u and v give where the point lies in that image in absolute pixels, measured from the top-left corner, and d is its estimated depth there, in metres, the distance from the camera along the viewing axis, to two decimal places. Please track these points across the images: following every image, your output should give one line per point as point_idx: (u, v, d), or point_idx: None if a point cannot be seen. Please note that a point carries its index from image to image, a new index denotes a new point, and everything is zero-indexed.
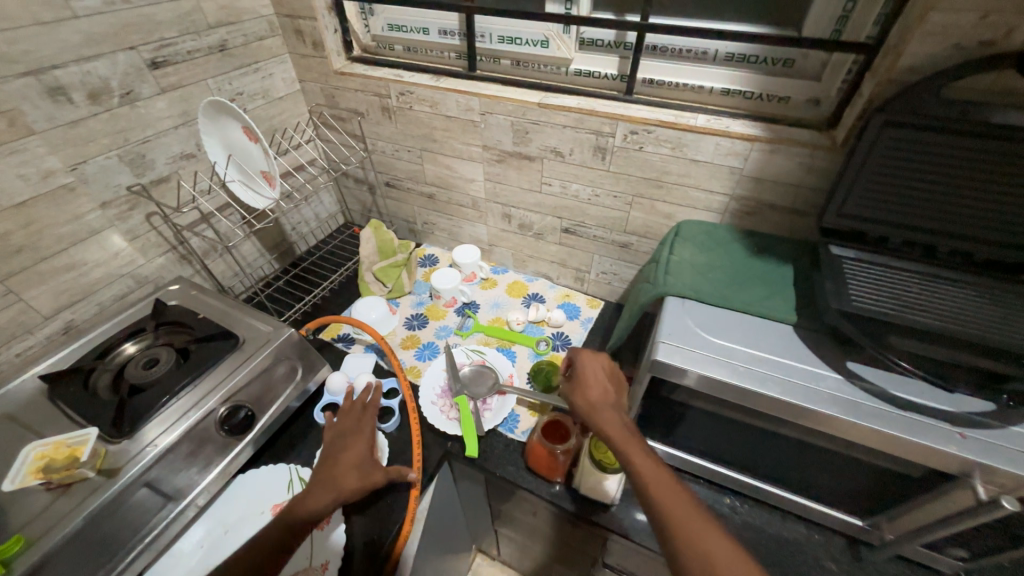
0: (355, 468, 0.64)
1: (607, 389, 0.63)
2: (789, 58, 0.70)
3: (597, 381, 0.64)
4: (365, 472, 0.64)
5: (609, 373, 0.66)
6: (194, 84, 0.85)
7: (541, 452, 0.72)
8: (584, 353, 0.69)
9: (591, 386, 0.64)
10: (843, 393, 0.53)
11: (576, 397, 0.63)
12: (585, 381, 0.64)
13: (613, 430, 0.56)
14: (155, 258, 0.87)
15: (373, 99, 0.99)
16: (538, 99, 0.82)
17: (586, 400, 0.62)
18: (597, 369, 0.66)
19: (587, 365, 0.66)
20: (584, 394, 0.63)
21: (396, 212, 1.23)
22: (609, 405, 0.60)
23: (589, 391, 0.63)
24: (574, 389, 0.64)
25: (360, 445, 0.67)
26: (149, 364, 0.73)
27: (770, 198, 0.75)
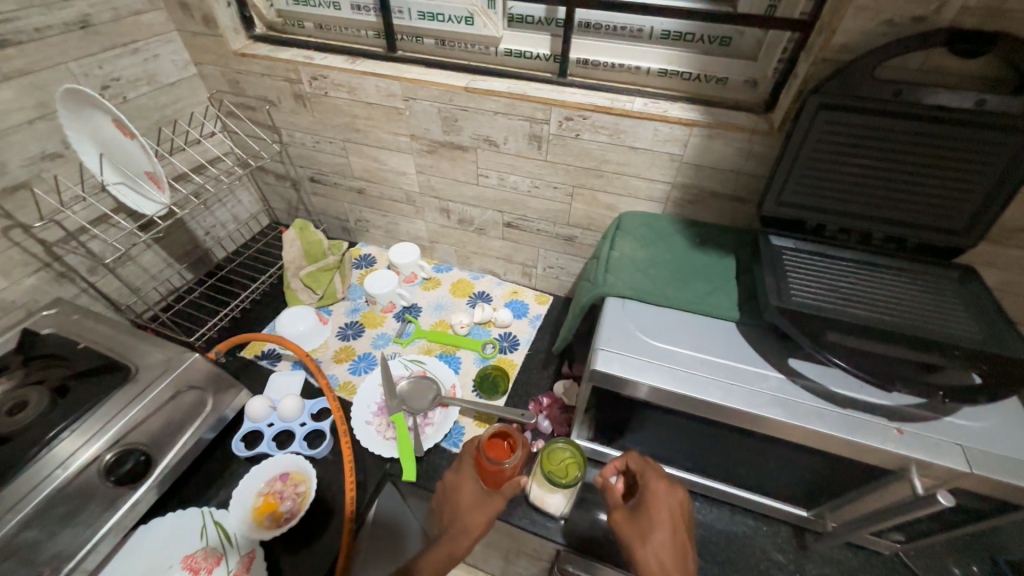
0: (478, 502, 0.56)
1: (681, 546, 0.49)
2: (726, 36, 0.66)
3: (669, 529, 0.50)
4: (488, 500, 0.56)
5: (679, 509, 0.52)
6: (49, 69, 0.71)
7: (489, 470, 0.58)
8: (652, 485, 0.54)
9: (664, 540, 0.49)
10: (784, 393, 0.51)
11: (642, 552, 0.48)
12: (656, 534, 0.49)
13: None
14: (23, 279, 0.74)
15: (283, 85, 0.87)
16: (465, 83, 0.74)
17: (659, 562, 0.47)
18: (671, 508, 0.52)
19: (660, 504, 0.52)
20: (657, 544, 0.48)
21: (325, 209, 1.12)
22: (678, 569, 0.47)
23: (658, 540, 0.49)
24: (642, 539, 0.49)
25: (466, 470, 0.60)
26: (13, 409, 0.61)
27: (710, 185, 0.72)
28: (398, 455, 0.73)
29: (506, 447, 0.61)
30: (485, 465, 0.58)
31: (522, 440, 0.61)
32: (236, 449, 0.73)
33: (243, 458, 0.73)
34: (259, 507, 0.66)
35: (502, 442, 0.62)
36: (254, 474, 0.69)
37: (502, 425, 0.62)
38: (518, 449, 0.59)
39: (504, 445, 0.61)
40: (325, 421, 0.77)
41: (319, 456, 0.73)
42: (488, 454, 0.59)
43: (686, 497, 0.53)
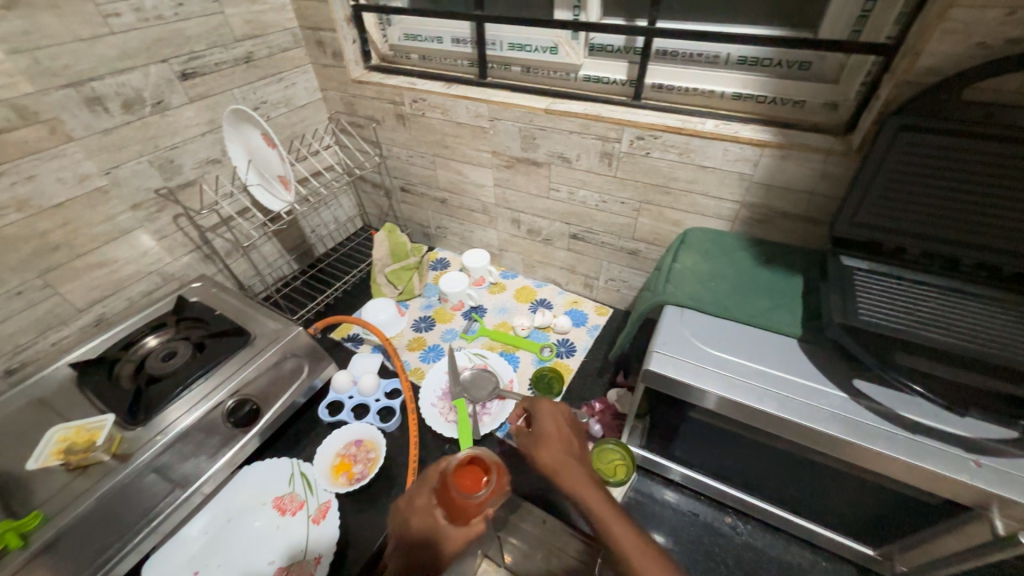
0: (430, 531, 0.48)
1: (570, 441, 0.56)
2: (806, 61, 0.67)
3: (557, 432, 0.57)
4: (446, 531, 0.47)
5: (567, 421, 0.59)
6: (221, 94, 0.90)
7: (456, 507, 0.45)
8: (544, 405, 0.61)
9: (554, 440, 0.55)
10: (846, 412, 0.50)
11: (540, 452, 0.54)
12: (547, 435, 0.56)
13: (587, 493, 0.49)
14: (181, 257, 0.93)
15: (389, 107, 1.01)
16: (545, 105, 0.82)
17: (551, 455, 0.54)
18: (558, 420, 0.59)
19: (547, 418, 0.59)
20: (549, 443, 0.55)
21: (410, 216, 1.26)
22: (573, 460, 0.53)
23: (551, 443, 0.55)
24: (537, 442, 0.56)
25: (422, 499, 0.49)
26: (167, 356, 0.77)
27: (781, 206, 0.72)
28: (457, 436, 0.79)
29: (477, 472, 0.48)
30: (452, 504, 0.45)
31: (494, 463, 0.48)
32: (321, 414, 0.83)
33: (325, 422, 0.83)
34: (336, 466, 0.76)
35: (473, 467, 0.48)
36: (336, 436, 0.79)
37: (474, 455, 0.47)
38: (489, 476, 0.46)
39: (472, 470, 0.48)
40: (396, 399, 0.86)
41: (389, 429, 0.81)
42: (454, 491, 0.45)
43: (573, 411, 0.61)
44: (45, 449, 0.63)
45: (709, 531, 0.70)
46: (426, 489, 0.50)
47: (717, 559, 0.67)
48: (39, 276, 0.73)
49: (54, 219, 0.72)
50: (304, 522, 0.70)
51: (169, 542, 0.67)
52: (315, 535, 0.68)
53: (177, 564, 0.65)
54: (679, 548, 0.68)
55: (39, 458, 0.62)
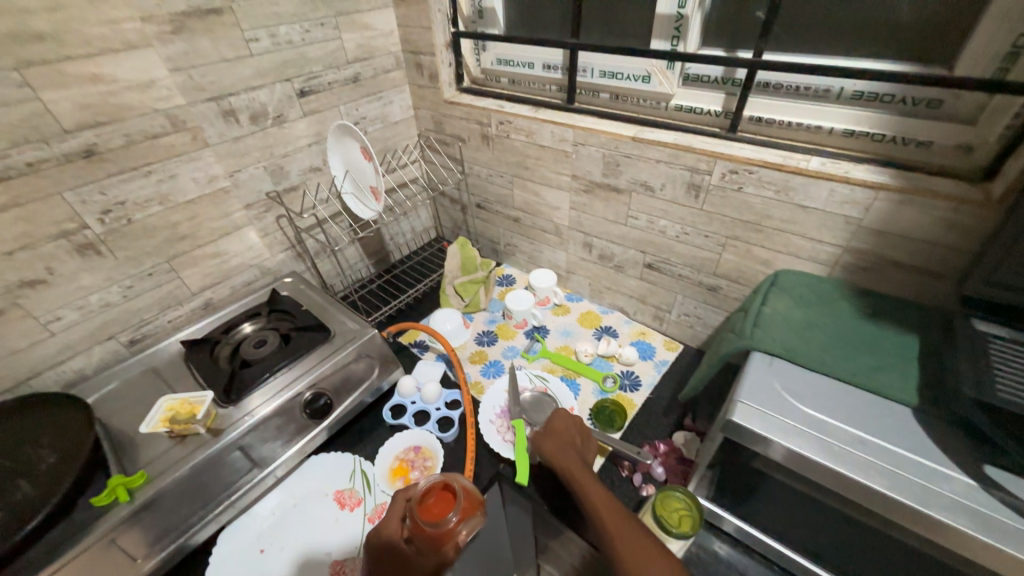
0: (402, 562, 0.51)
1: (573, 437, 0.68)
2: (935, 98, 0.60)
3: (566, 430, 0.69)
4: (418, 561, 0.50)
5: (577, 424, 0.71)
6: (329, 110, 0.99)
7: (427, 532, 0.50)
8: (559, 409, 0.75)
9: (560, 433, 0.68)
10: (972, 502, 0.43)
11: (544, 440, 0.67)
12: (555, 429, 0.69)
13: (577, 473, 0.60)
14: (278, 254, 1.02)
15: (475, 127, 1.06)
16: (633, 134, 0.81)
17: (554, 443, 0.66)
18: (569, 421, 0.71)
19: (560, 417, 0.72)
20: (556, 434, 0.68)
21: (482, 231, 1.29)
22: (571, 449, 0.65)
23: (557, 435, 0.68)
24: (546, 432, 0.69)
25: (391, 527, 0.53)
26: (259, 344, 0.84)
27: (893, 255, 0.65)
28: (513, 458, 0.77)
29: (447, 500, 0.54)
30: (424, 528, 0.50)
31: (463, 489, 0.55)
32: (384, 416, 0.87)
33: (388, 424, 0.86)
34: (394, 470, 0.78)
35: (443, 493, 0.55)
36: (397, 440, 0.82)
37: (447, 477, 0.56)
38: (460, 501, 0.53)
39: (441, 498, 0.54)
40: (455, 411, 0.87)
41: (447, 440, 0.82)
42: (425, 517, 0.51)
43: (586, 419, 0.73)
44: (155, 415, 0.71)
45: None
46: (395, 517, 0.54)
47: None
48: (167, 261, 0.84)
49: (184, 213, 0.83)
50: (361, 520, 0.72)
51: (242, 517, 0.72)
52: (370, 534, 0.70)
53: (247, 539, 0.70)
54: None
55: (150, 423, 0.70)
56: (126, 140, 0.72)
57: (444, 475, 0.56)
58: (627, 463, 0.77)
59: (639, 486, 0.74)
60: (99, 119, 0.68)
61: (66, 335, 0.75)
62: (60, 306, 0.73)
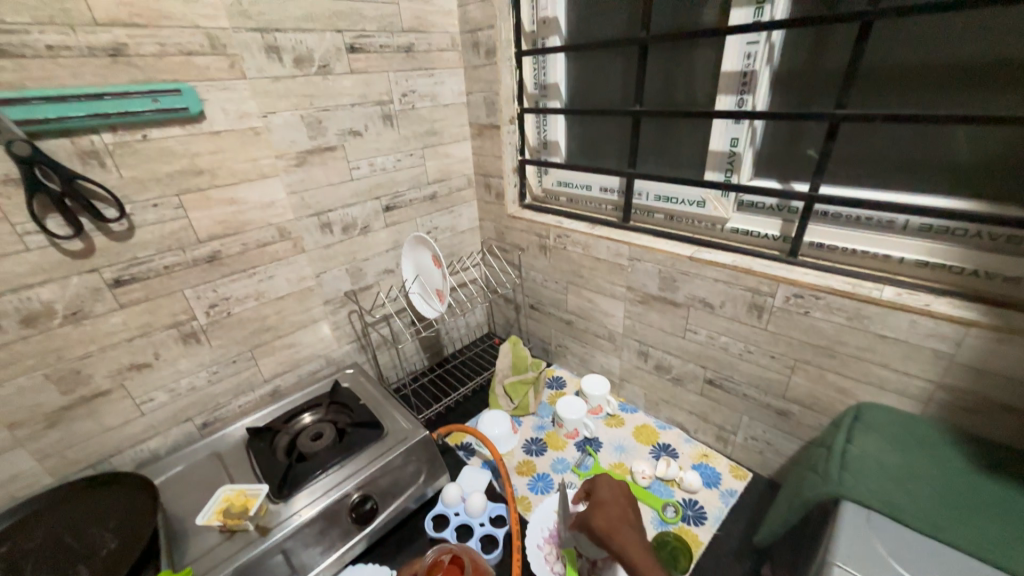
0: None
1: (624, 511, 0.66)
2: (1017, 235, 0.58)
3: (614, 503, 0.68)
4: None
5: (623, 496, 0.70)
6: (407, 221, 1.12)
7: None
8: (601, 477, 0.75)
9: (611, 508, 0.67)
10: None
11: (596, 516, 0.65)
12: (604, 503, 0.68)
13: (636, 553, 0.58)
14: (344, 346, 1.09)
15: (534, 238, 1.14)
16: (689, 253, 0.84)
17: (608, 520, 0.64)
18: (615, 493, 0.71)
19: (606, 489, 0.71)
20: (605, 508, 0.67)
21: (534, 331, 1.32)
22: (626, 528, 0.63)
23: (608, 511, 0.66)
24: (596, 507, 0.68)
25: None
26: (316, 437, 0.87)
27: (999, 396, 0.59)
28: None
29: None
30: None
31: (469, 560, 0.66)
32: (427, 526, 0.82)
33: (430, 536, 0.81)
34: None
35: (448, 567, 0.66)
36: None
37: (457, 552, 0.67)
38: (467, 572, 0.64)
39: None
40: (500, 528, 0.81)
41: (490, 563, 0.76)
42: None
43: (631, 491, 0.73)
44: (212, 506, 0.73)
45: None
46: None
47: None
48: (250, 349, 0.92)
49: (273, 307, 0.93)
50: None
51: None
52: None
53: None
54: None
55: (205, 515, 0.71)
56: (242, 247, 0.85)
57: (451, 547, 0.68)
58: None
59: None
60: (226, 231, 0.82)
61: (152, 415, 0.82)
62: (155, 388, 0.81)
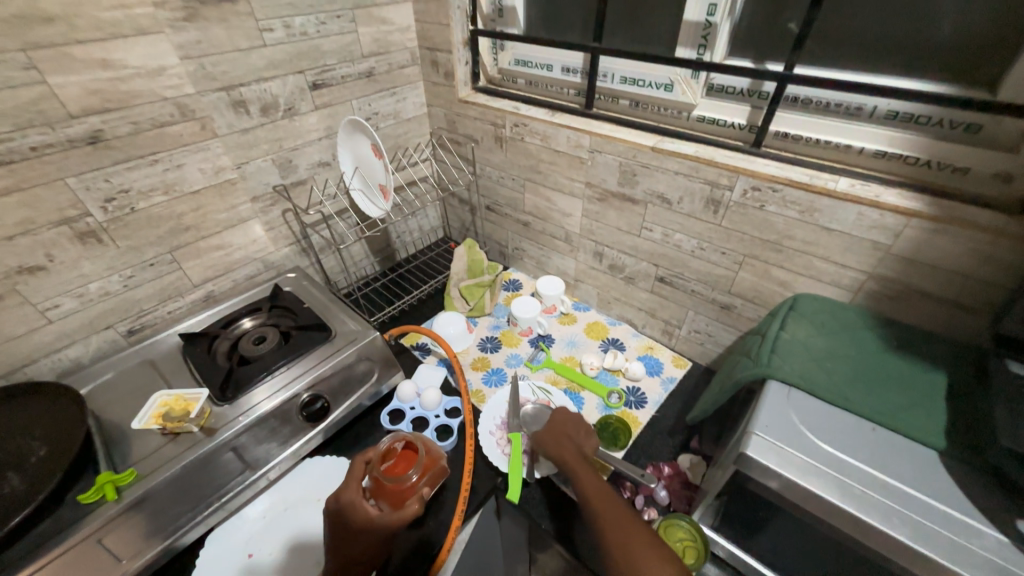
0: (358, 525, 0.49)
1: (569, 432, 0.71)
2: (975, 123, 0.57)
3: (562, 426, 0.72)
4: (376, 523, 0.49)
5: (576, 421, 0.74)
6: (340, 104, 0.97)
7: (389, 488, 0.52)
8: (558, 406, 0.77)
9: (558, 428, 0.71)
10: (1002, 560, 0.40)
11: (541, 436, 0.71)
12: (551, 426, 0.72)
13: (569, 461, 0.64)
14: (283, 248, 1.00)
15: (489, 128, 1.03)
16: (651, 143, 0.79)
17: (551, 439, 0.69)
18: (567, 418, 0.74)
19: (558, 414, 0.75)
20: (553, 430, 0.71)
21: (491, 233, 1.27)
22: (568, 443, 0.68)
23: (555, 430, 0.71)
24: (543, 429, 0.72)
25: (348, 488, 0.52)
26: (258, 341, 0.82)
27: (922, 285, 0.62)
28: (507, 470, 0.75)
29: (406, 463, 0.58)
30: (386, 485, 0.53)
31: (425, 446, 0.60)
32: (383, 421, 0.84)
33: (386, 430, 0.83)
34: None
35: (401, 457, 0.59)
36: None
37: (407, 437, 0.60)
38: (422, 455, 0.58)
39: (400, 464, 0.58)
40: (455, 419, 0.84)
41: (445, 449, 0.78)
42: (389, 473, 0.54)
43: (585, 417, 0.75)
44: (149, 410, 0.70)
45: None
46: (351, 479, 0.53)
47: None
48: (170, 251, 0.82)
49: (189, 203, 0.81)
50: None
51: (231, 521, 0.69)
52: None
53: (235, 543, 0.67)
54: None
55: (142, 419, 0.68)
56: (133, 128, 0.70)
57: (403, 434, 0.61)
58: (628, 485, 0.75)
59: (641, 509, 0.72)
60: (107, 105, 0.67)
61: (64, 322, 0.74)
62: (59, 293, 0.72)
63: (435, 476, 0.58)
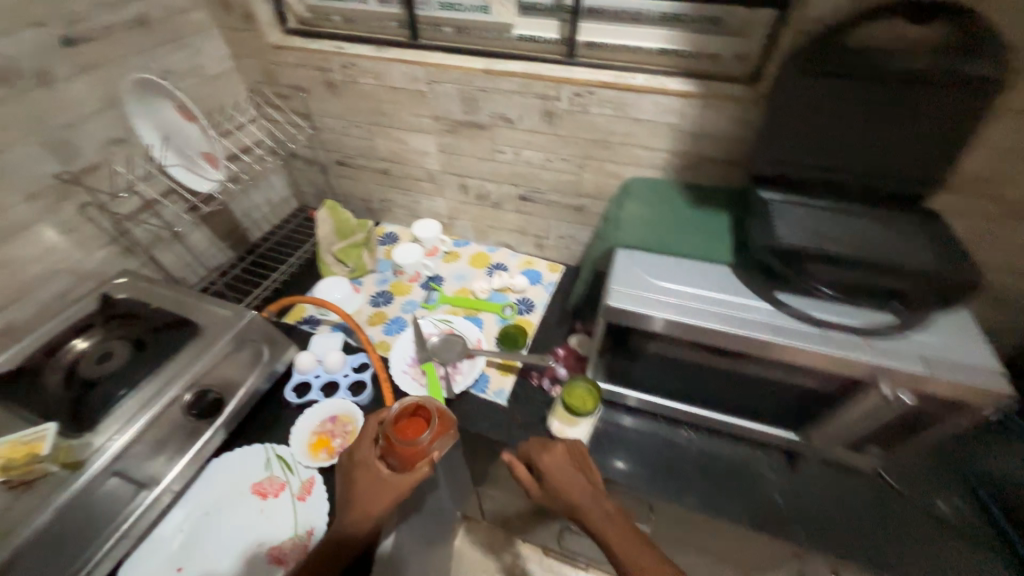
0: (369, 491, 0.57)
1: (579, 481, 0.60)
2: (716, 16, 0.73)
3: (567, 482, 0.60)
4: (385, 487, 0.57)
5: (573, 460, 0.63)
6: (115, 63, 0.79)
7: (402, 451, 0.56)
8: (544, 458, 0.63)
9: (568, 492, 0.59)
10: (769, 319, 0.58)
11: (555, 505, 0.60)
12: (557, 493, 0.60)
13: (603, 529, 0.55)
14: (96, 251, 0.83)
15: (315, 74, 0.96)
16: (483, 66, 0.82)
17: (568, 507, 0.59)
18: (563, 464, 0.62)
19: (554, 470, 0.62)
20: (563, 494, 0.59)
21: (351, 191, 1.21)
22: (588, 499, 0.58)
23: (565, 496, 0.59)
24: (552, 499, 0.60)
25: (365, 448, 0.61)
26: (103, 358, 0.71)
27: (708, 153, 0.80)
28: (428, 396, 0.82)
29: (418, 426, 0.58)
30: (398, 449, 0.56)
31: (437, 411, 0.58)
32: (288, 397, 0.82)
33: (294, 405, 0.82)
34: (314, 443, 0.75)
35: (416, 416, 0.59)
36: (308, 415, 0.78)
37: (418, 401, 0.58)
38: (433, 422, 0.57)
39: (412, 426, 0.58)
40: (365, 372, 0.87)
41: (363, 402, 0.82)
42: (398, 439, 0.56)
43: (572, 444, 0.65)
44: None
45: (666, 446, 0.78)
46: (368, 439, 0.61)
47: (677, 469, 0.75)
48: None
49: None
50: (288, 503, 0.68)
51: (144, 545, 0.64)
52: (303, 512, 0.67)
53: (157, 563, 0.63)
54: (642, 465, 0.76)
55: None
56: None
57: (415, 397, 0.59)
58: (535, 372, 0.87)
59: (549, 390, 0.84)
60: None
61: None
62: None
63: (446, 441, 0.59)
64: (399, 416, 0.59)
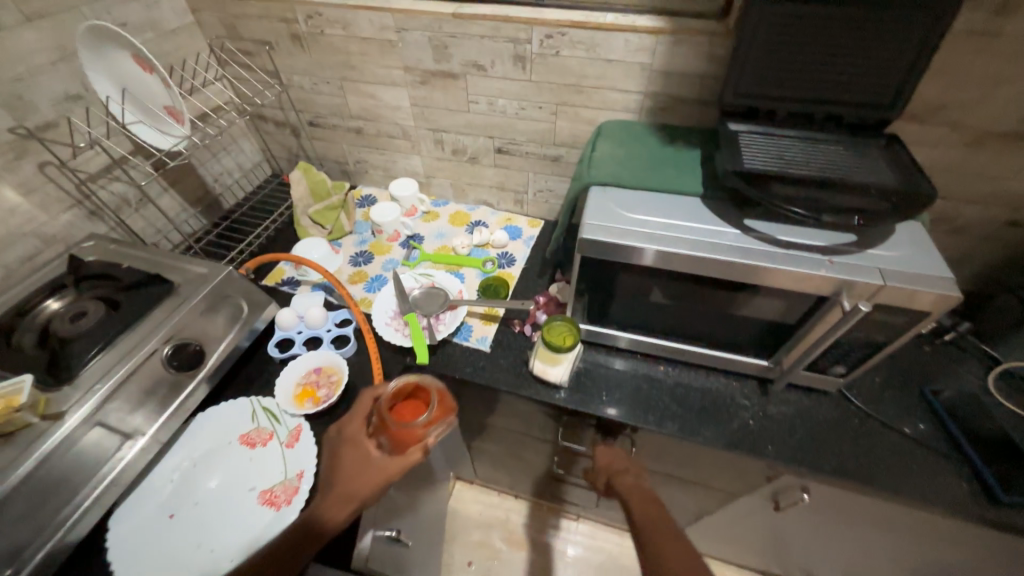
0: (357, 470, 0.58)
1: None
2: None
3: None
4: (371, 467, 0.57)
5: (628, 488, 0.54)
6: (65, 13, 0.76)
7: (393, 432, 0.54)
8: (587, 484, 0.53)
9: None
10: (740, 243, 0.60)
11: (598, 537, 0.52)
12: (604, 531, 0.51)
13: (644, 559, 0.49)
14: (60, 214, 0.81)
15: (280, 27, 0.93)
16: (451, 10, 0.81)
17: None
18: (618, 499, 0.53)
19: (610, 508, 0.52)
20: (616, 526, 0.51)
21: (325, 153, 1.18)
22: None
23: None
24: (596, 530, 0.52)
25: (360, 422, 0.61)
26: (77, 316, 0.69)
27: (680, 92, 0.80)
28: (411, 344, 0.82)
29: (414, 408, 0.57)
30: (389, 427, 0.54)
31: (437, 394, 0.56)
32: (271, 352, 0.81)
33: (278, 360, 0.81)
34: (300, 393, 0.76)
35: (416, 400, 0.58)
36: (293, 368, 0.79)
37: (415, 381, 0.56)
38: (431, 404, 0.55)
39: (407, 408, 0.57)
40: (348, 326, 0.86)
41: (347, 354, 0.82)
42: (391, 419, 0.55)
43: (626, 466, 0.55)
44: None
45: (647, 381, 0.80)
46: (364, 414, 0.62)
47: (656, 400, 0.78)
48: None
49: None
50: (276, 450, 0.69)
51: (135, 494, 0.64)
52: (292, 457, 0.68)
53: (147, 511, 0.62)
54: (624, 399, 0.78)
55: None
56: None
57: (416, 377, 0.57)
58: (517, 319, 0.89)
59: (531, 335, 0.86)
60: None
61: None
62: None
63: (446, 425, 0.55)
64: (399, 396, 0.58)
